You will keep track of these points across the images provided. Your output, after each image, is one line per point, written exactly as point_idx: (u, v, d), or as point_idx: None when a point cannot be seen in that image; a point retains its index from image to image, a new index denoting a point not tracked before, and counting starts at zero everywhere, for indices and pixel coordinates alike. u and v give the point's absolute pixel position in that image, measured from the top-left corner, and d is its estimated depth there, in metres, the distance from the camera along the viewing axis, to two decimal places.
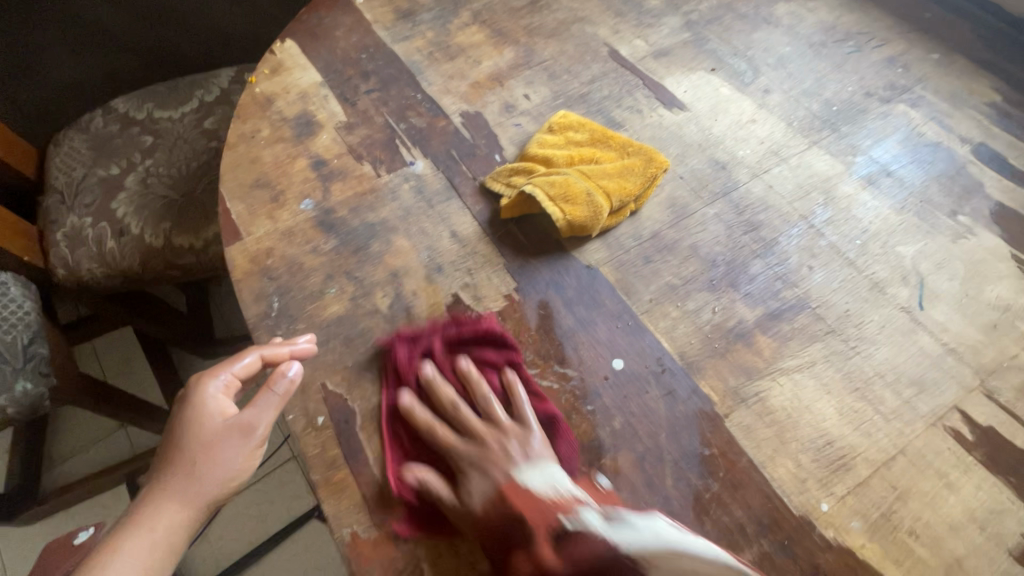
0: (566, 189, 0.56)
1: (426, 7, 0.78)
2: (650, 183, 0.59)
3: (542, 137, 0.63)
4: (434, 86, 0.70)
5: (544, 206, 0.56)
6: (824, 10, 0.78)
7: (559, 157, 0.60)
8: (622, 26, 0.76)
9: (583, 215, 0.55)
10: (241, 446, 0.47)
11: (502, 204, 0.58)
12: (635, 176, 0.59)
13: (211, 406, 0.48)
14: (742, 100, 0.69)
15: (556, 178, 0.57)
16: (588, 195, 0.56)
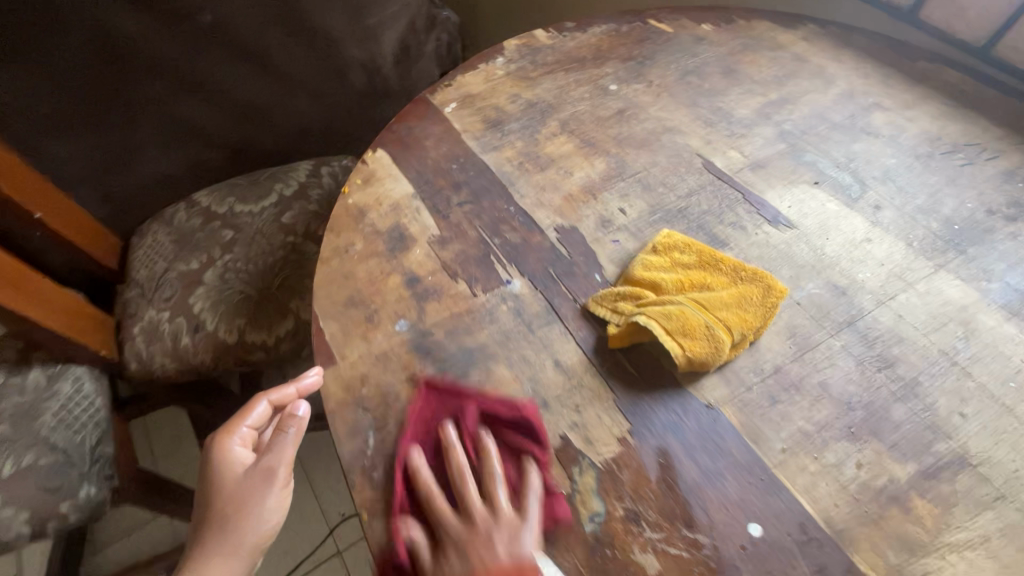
0: (683, 320, 0.52)
1: (514, 117, 0.79)
2: (769, 315, 0.55)
3: (646, 258, 0.60)
4: (527, 199, 0.69)
5: (660, 339, 0.52)
6: (924, 118, 0.75)
7: (668, 282, 0.57)
8: (715, 136, 0.75)
9: (704, 351, 0.51)
10: (268, 493, 0.54)
11: (610, 332, 0.55)
12: (753, 307, 0.55)
13: (235, 462, 0.55)
14: (852, 215, 0.65)
15: (670, 306, 0.54)
16: (708, 327, 0.52)
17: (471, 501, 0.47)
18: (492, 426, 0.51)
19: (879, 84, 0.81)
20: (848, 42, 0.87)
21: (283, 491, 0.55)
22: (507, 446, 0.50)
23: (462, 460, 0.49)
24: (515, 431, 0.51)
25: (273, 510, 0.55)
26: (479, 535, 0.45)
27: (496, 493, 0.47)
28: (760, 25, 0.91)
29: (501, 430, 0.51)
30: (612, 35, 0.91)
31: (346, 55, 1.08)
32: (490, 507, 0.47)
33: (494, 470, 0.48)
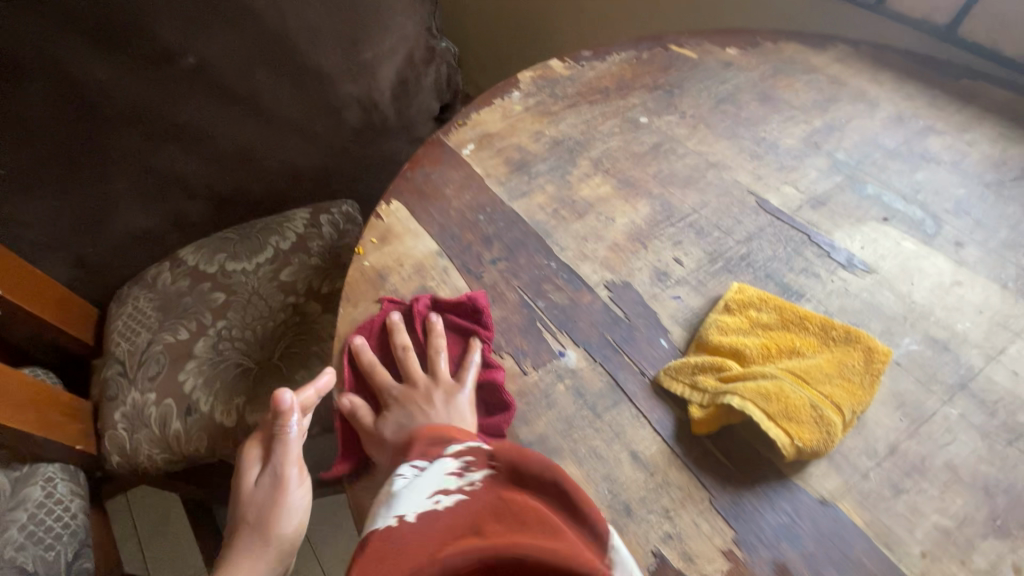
0: (786, 401, 0.44)
1: (540, 157, 0.71)
2: (875, 384, 0.47)
3: (720, 319, 0.52)
4: (569, 251, 0.61)
5: (762, 425, 0.44)
6: (984, 142, 0.70)
7: (752, 349, 0.49)
8: (764, 170, 0.68)
9: (815, 440, 0.43)
10: (285, 493, 0.51)
11: (695, 414, 0.46)
12: (854, 375, 0.47)
13: (248, 468, 0.52)
14: (933, 255, 0.59)
15: (764, 381, 0.46)
16: (813, 408, 0.44)
17: (414, 372, 0.51)
18: (439, 317, 0.55)
19: (927, 106, 0.75)
20: (885, 63, 0.82)
21: (302, 485, 0.52)
22: (455, 342, 0.54)
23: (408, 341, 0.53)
24: (459, 317, 0.54)
25: (298, 507, 0.51)
26: (419, 393, 0.50)
27: (439, 366, 0.52)
28: (788, 47, 0.86)
29: (448, 321, 0.54)
30: (634, 64, 0.84)
31: (341, 92, 0.99)
32: (431, 380, 0.51)
33: (439, 349, 0.52)
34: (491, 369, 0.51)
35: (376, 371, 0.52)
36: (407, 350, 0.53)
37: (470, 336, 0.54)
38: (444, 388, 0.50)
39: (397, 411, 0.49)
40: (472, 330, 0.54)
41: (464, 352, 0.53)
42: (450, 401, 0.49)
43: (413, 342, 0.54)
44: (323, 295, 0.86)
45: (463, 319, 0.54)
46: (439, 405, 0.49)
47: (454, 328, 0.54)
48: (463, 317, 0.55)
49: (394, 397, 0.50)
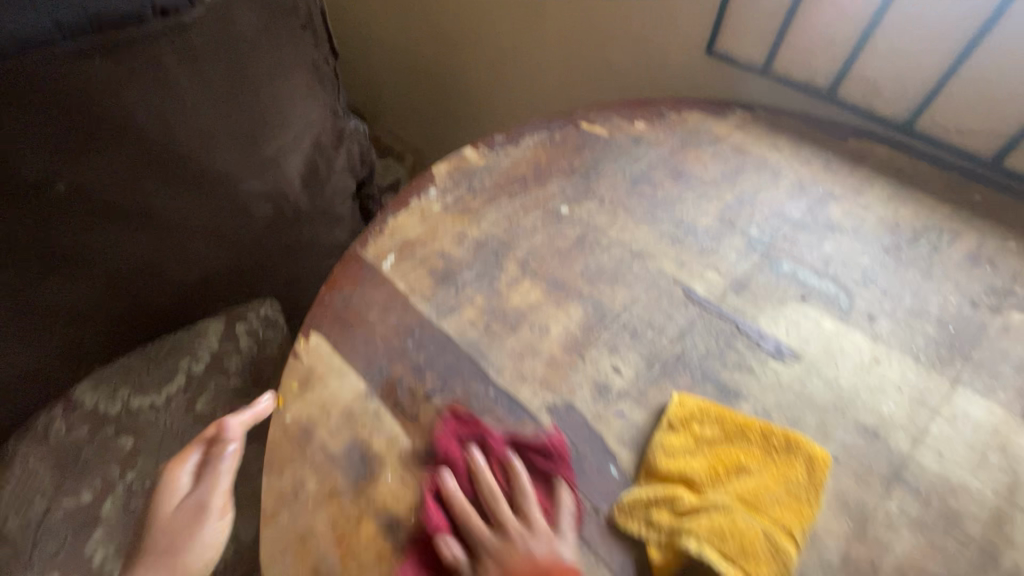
0: (740, 536, 0.44)
1: (465, 263, 0.69)
2: (817, 493, 0.48)
3: (664, 439, 0.52)
4: (506, 373, 0.58)
5: (720, 568, 0.43)
6: (878, 204, 0.75)
7: (698, 472, 0.49)
8: (686, 256, 0.69)
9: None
10: (202, 523, 0.54)
11: (654, 557, 0.46)
12: (798, 490, 0.48)
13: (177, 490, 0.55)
14: (851, 332, 0.61)
15: (718, 514, 0.46)
16: (767, 538, 0.45)
17: (504, 516, 0.49)
18: (518, 455, 0.53)
19: (824, 170, 0.80)
20: (779, 127, 0.87)
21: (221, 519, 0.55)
22: (541, 486, 0.52)
23: (491, 479, 0.51)
24: (540, 467, 0.52)
25: (214, 532, 0.55)
26: (515, 544, 0.48)
27: (529, 509, 0.49)
28: (692, 117, 0.89)
29: (518, 445, 0.53)
30: (547, 146, 0.84)
31: (245, 189, 0.91)
32: (525, 523, 0.49)
33: (528, 491, 0.50)
34: (581, 516, 0.49)
35: (468, 517, 0.49)
36: (492, 494, 0.50)
37: (552, 478, 0.51)
38: (544, 535, 0.48)
39: (492, 564, 0.47)
40: (552, 471, 0.52)
41: (548, 494, 0.51)
42: (552, 551, 0.47)
43: (500, 487, 0.52)
44: (248, 423, 0.78)
45: (545, 464, 0.52)
46: (541, 554, 0.47)
47: (535, 471, 0.52)
48: (543, 458, 0.52)
49: (488, 550, 0.47)
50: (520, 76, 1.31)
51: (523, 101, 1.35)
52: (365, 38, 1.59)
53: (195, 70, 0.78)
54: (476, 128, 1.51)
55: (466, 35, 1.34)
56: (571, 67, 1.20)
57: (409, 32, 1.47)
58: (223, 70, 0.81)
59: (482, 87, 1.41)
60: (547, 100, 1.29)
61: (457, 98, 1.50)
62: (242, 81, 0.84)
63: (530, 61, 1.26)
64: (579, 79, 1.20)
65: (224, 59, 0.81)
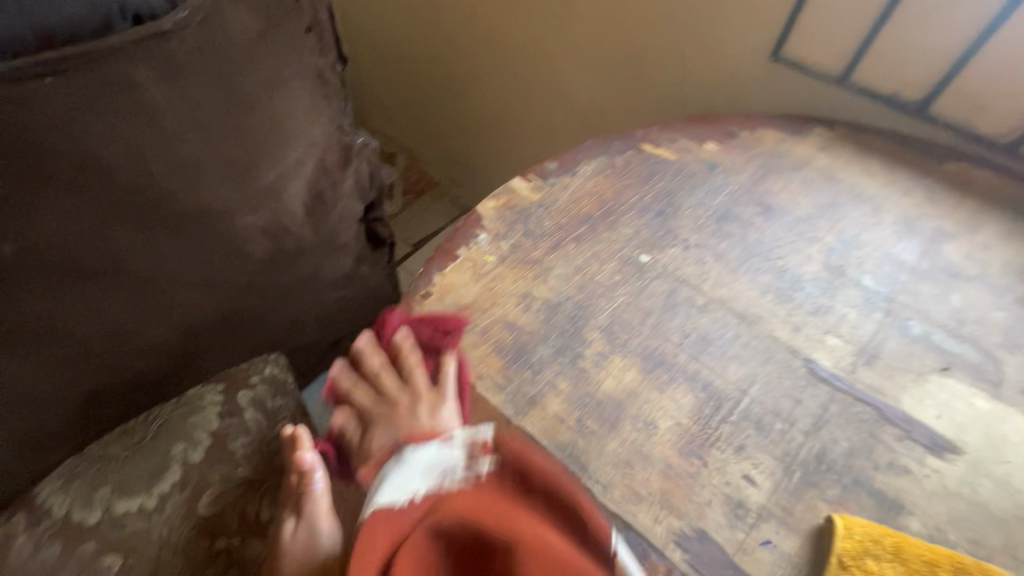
0: None
1: (538, 335, 0.56)
2: None
3: None
4: (614, 490, 0.47)
5: None
6: (996, 243, 0.65)
7: None
8: (799, 317, 0.58)
9: None
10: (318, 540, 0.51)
11: None
12: None
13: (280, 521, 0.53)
14: (1011, 416, 0.52)
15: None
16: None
17: (391, 389, 0.52)
18: (405, 331, 0.55)
19: (927, 201, 0.70)
20: (868, 148, 0.76)
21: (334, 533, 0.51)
22: (428, 356, 0.54)
23: (383, 362, 0.53)
24: (427, 340, 0.54)
25: None
26: (401, 410, 0.51)
27: (416, 381, 0.51)
28: (767, 136, 0.77)
29: (418, 340, 0.55)
30: (609, 175, 0.71)
31: (241, 226, 0.75)
32: (411, 394, 0.51)
33: (412, 365, 0.53)
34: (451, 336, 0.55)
35: (357, 392, 0.52)
36: (379, 373, 0.53)
37: (439, 351, 0.54)
38: (426, 402, 0.50)
39: (381, 430, 0.50)
40: (441, 346, 0.54)
41: (438, 366, 0.53)
42: (433, 422, 0.49)
43: (388, 364, 0.54)
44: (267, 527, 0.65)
45: (436, 330, 0.55)
46: (425, 424, 0.49)
47: (420, 345, 0.54)
48: (428, 332, 0.55)
49: (377, 420, 0.50)
50: (551, 77, 1.17)
51: (553, 104, 1.20)
52: (366, 34, 1.45)
53: (175, 92, 0.63)
54: (498, 132, 1.37)
55: (487, 29, 1.20)
56: (605, 69, 1.07)
57: (418, 26, 1.32)
58: (211, 91, 0.66)
59: (506, 89, 1.27)
60: (582, 105, 1.15)
61: (475, 100, 1.35)
62: (234, 101, 0.68)
63: (561, 61, 1.13)
64: (616, 83, 1.07)
65: (212, 77, 0.65)
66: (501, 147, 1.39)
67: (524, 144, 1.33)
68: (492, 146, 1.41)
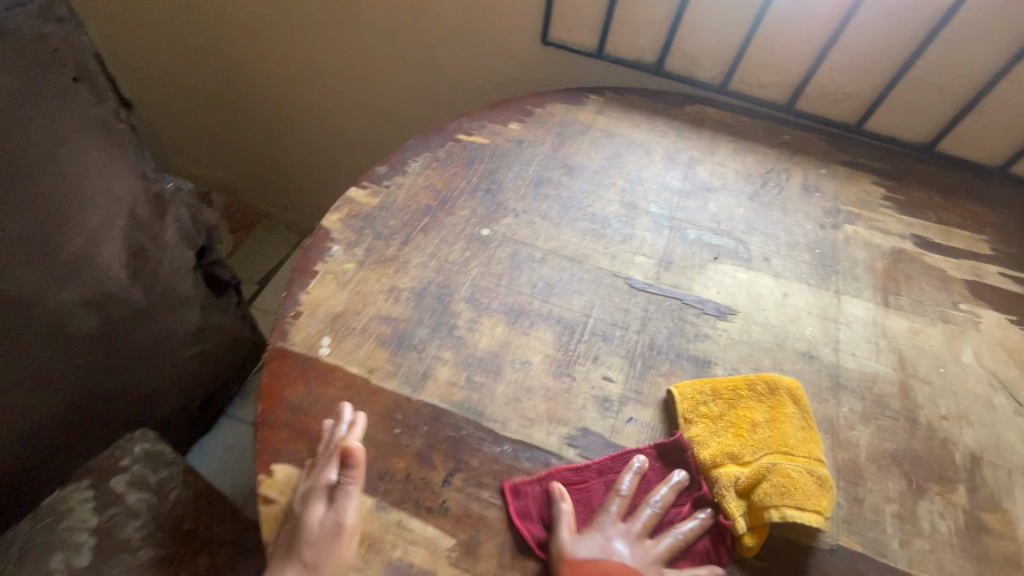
0: (781, 480, 0.51)
1: (413, 320, 0.62)
2: (807, 418, 0.57)
3: (683, 433, 0.56)
4: (512, 422, 0.56)
5: (789, 514, 0.50)
6: (728, 159, 0.88)
7: (725, 443, 0.55)
8: (611, 248, 0.73)
9: (821, 500, 0.51)
10: (339, 537, 0.47)
11: (736, 538, 0.50)
12: (795, 420, 0.56)
13: (304, 502, 0.49)
14: (760, 278, 0.72)
15: (772, 478, 0.52)
16: (808, 473, 0.52)
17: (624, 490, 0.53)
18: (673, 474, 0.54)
19: (680, 138, 0.90)
20: (631, 105, 0.94)
21: (354, 537, 0.48)
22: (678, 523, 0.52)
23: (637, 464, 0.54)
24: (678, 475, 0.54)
25: None
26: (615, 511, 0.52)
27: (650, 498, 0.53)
28: (556, 109, 0.91)
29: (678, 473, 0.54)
30: (436, 168, 0.79)
31: (56, 305, 0.69)
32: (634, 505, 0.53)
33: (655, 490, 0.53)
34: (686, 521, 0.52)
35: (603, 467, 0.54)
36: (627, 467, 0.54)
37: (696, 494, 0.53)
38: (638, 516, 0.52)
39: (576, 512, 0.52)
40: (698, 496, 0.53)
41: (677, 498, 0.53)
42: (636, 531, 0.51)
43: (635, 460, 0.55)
44: None
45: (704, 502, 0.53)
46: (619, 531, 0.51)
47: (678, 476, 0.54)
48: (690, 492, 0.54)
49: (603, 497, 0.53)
50: (352, 81, 1.18)
51: (364, 106, 1.22)
52: (137, 74, 1.33)
53: None
54: (316, 144, 1.34)
55: (270, 45, 1.17)
56: (402, 69, 1.13)
57: (195, 57, 1.24)
58: None
59: (310, 100, 1.25)
60: (392, 103, 1.19)
61: (281, 118, 1.31)
62: (11, 172, 0.61)
63: (357, 66, 1.15)
64: (418, 80, 1.13)
65: None
66: (324, 157, 1.36)
67: (346, 151, 1.33)
68: (313, 158, 1.38)
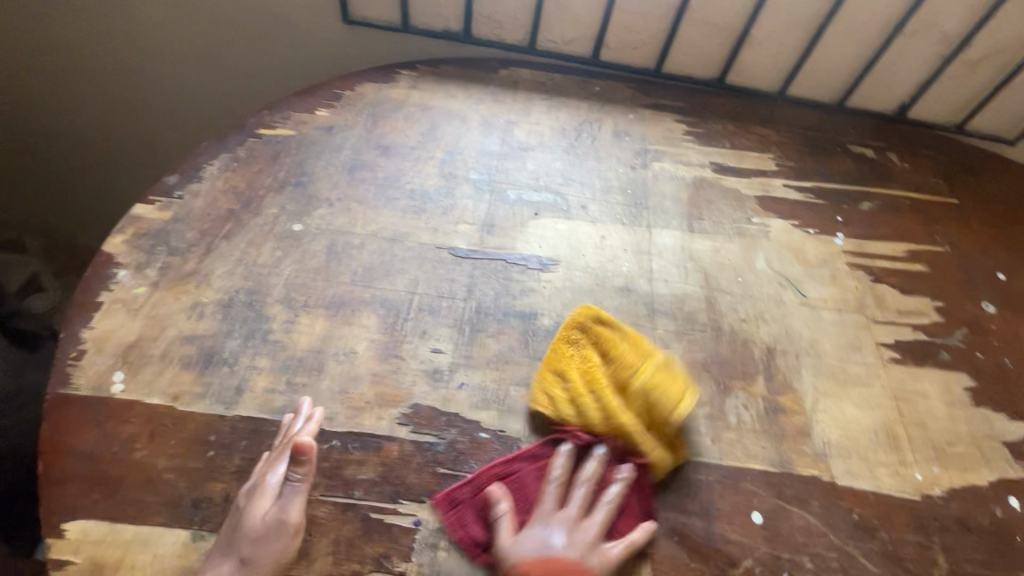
0: (635, 398, 0.56)
1: (222, 334, 0.58)
2: (624, 331, 0.61)
3: (548, 407, 0.56)
4: (340, 416, 0.54)
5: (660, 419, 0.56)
6: (544, 117, 0.90)
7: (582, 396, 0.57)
8: (433, 221, 0.72)
9: (668, 392, 0.57)
10: (280, 535, 0.46)
11: (641, 460, 0.54)
12: (616, 341, 0.60)
13: (248, 497, 0.48)
14: (579, 225, 0.75)
15: (629, 414, 0.56)
16: (648, 376, 0.57)
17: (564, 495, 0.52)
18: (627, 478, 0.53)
19: (496, 103, 0.91)
20: (445, 76, 0.93)
21: (296, 537, 0.47)
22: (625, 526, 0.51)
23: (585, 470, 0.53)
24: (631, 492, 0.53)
25: None
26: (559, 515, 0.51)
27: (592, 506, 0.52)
28: (366, 89, 0.88)
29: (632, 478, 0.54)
30: (237, 167, 0.74)
31: None
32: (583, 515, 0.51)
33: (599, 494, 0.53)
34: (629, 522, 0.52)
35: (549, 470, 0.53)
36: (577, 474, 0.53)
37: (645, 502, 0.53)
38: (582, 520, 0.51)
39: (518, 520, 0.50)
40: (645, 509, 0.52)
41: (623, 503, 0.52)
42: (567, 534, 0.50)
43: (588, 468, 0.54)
44: None
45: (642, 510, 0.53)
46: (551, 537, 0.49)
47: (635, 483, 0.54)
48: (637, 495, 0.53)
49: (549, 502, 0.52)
50: (143, 78, 1.07)
51: (167, 103, 1.11)
52: None
53: None
54: (129, 152, 1.22)
55: (34, 50, 1.03)
56: (202, 60, 1.04)
57: None
58: None
59: (105, 108, 1.13)
60: (199, 96, 1.10)
61: (82, 136, 1.18)
62: None
63: (145, 62, 1.04)
64: (224, 71, 1.05)
65: None
66: (142, 165, 1.24)
67: (164, 158, 1.22)
68: (131, 169, 1.25)
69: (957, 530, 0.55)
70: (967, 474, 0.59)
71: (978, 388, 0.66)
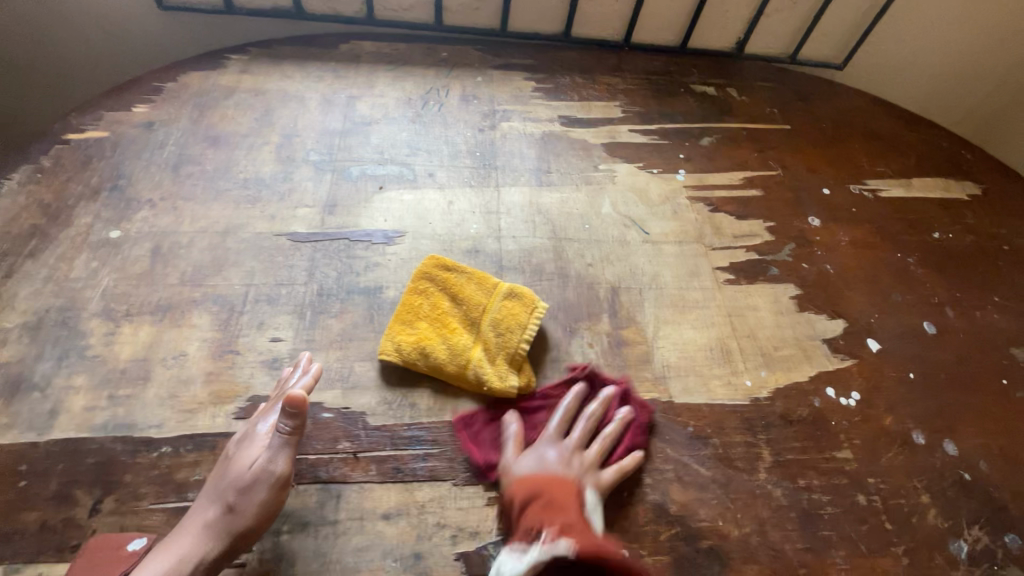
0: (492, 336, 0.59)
1: (30, 358, 0.54)
2: (479, 276, 0.63)
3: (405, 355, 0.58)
4: (170, 421, 0.52)
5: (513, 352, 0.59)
6: (389, 88, 0.88)
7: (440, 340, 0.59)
8: (270, 209, 0.70)
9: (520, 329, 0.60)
10: (262, 487, 0.47)
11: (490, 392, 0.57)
12: (472, 287, 0.62)
13: (239, 446, 0.50)
14: (426, 194, 0.75)
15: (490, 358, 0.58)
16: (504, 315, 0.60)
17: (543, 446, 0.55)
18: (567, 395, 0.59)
19: (336, 79, 0.88)
20: (279, 56, 0.89)
21: (280, 490, 0.48)
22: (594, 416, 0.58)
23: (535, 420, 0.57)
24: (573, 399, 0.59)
25: None
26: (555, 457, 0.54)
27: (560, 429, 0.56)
28: (190, 78, 0.83)
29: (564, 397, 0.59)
30: (40, 179, 0.68)
31: None
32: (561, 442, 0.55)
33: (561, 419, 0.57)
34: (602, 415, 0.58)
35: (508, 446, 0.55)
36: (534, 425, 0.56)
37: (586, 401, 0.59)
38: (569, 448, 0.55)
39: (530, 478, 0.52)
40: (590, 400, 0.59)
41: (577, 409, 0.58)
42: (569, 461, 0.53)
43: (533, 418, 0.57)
44: None
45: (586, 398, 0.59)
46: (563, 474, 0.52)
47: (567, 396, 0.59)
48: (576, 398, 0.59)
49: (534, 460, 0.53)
50: None
51: None
52: None
53: None
54: None
55: None
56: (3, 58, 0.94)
57: None
58: None
59: None
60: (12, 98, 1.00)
61: None
62: None
63: None
64: (37, 70, 0.96)
65: None
66: None
67: None
68: None
69: (781, 425, 0.60)
70: (791, 373, 0.64)
71: (803, 295, 0.72)
